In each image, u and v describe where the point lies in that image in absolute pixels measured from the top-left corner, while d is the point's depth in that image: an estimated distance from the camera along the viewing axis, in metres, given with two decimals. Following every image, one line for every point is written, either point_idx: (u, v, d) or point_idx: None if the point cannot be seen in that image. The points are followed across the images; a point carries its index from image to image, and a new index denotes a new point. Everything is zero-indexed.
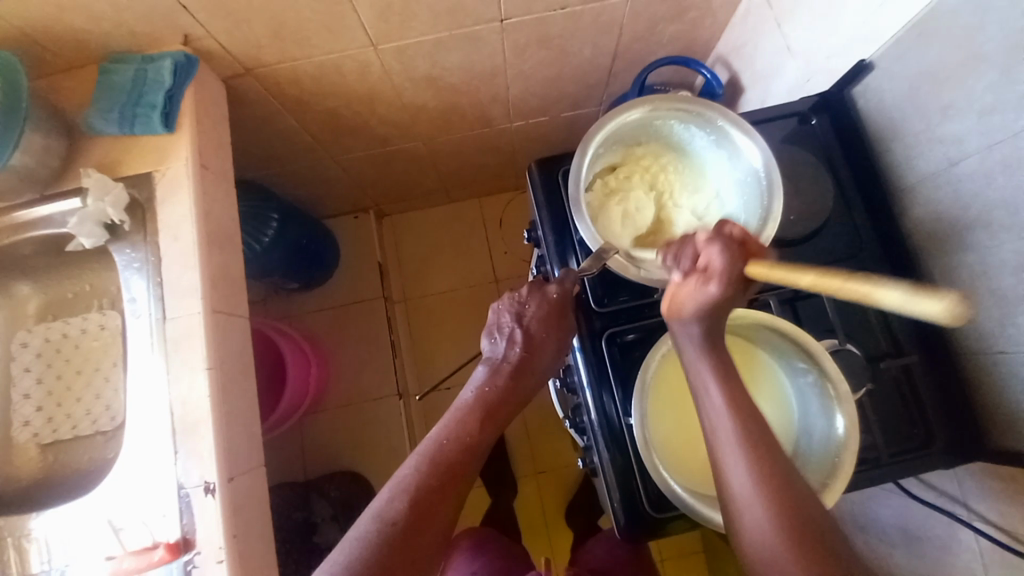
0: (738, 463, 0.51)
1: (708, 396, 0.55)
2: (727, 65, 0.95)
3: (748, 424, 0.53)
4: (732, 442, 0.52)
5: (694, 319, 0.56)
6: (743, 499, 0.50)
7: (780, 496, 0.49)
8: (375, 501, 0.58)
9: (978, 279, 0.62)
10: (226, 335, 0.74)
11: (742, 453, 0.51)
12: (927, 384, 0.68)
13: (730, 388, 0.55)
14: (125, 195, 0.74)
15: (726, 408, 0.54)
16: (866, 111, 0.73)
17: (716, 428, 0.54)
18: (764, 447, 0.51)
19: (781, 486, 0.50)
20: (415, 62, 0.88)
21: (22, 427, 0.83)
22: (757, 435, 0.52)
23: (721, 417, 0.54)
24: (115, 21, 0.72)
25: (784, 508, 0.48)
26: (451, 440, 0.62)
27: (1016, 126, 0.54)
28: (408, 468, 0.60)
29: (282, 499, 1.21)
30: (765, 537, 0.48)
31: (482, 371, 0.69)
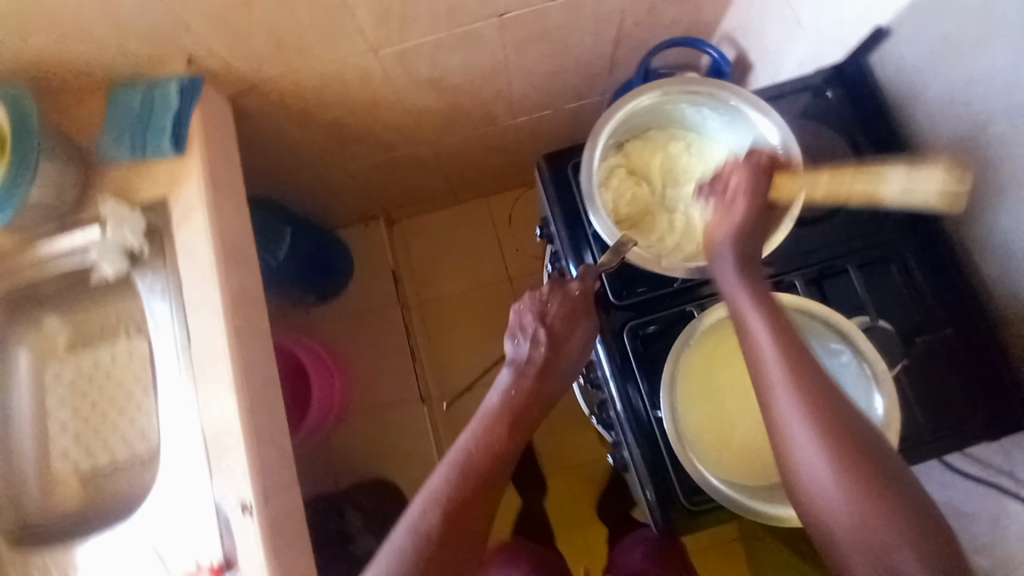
0: (807, 446, 0.49)
1: (772, 380, 0.52)
2: (733, 43, 0.92)
3: (821, 408, 0.49)
4: (804, 433, 0.49)
5: (727, 243, 0.59)
6: (812, 473, 0.49)
7: (851, 463, 0.48)
8: (407, 514, 0.58)
9: (1013, 246, 0.60)
10: (250, 353, 0.74)
11: (818, 446, 0.48)
12: (968, 359, 0.65)
13: (798, 373, 0.51)
14: (142, 221, 0.75)
15: (793, 396, 0.50)
16: (884, 80, 0.71)
17: (788, 422, 0.50)
18: (829, 421, 0.49)
19: (853, 459, 0.48)
20: (416, 65, 0.87)
21: (61, 458, 0.85)
22: (834, 425, 0.49)
23: (790, 407, 0.50)
24: (120, 48, 0.72)
25: (864, 500, 0.47)
26: (478, 448, 0.62)
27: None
28: (437, 478, 0.60)
29: (316, 512, 1.24)
30: (836, 518, 0.47)
31: (507, 375, 0.68)
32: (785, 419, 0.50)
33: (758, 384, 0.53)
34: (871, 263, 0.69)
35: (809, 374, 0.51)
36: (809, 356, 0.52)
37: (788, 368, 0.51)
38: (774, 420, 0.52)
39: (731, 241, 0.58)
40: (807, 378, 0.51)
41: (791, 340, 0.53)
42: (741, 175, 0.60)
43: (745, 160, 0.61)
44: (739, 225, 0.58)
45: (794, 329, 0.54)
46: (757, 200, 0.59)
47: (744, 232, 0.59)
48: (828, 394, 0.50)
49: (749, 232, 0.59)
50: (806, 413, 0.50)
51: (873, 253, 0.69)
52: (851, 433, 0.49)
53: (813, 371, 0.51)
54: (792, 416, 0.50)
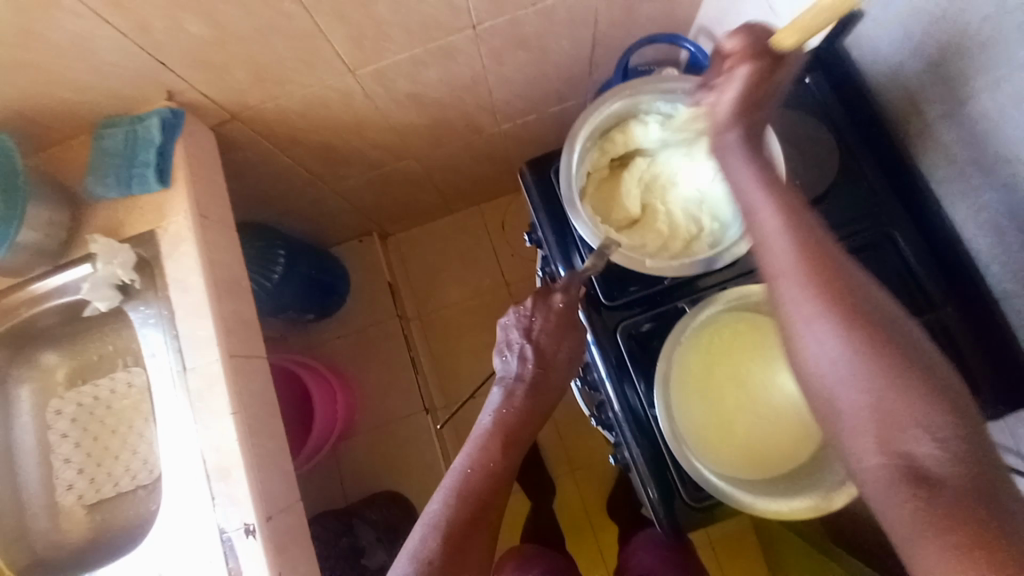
0: (813, 321, 0.46)
1: (779, 265, 0.49)
2: (710, 36, 0.92)
3: (832, 290, 0.46)
4: (814, 318, 0.46)
5: (736, 132, 0.54)
6: (817, 351, 0.45)
7: (863, 338, 0.44)
8: (408, 542, 0.58)
9: (1003, 222, 0.59)
10: (247, 378, 0.74)
11: (831, 331, 0.45)
12: (966, 338, 0.64)
13: (808, 258, 0.48)
14: (132, 255, 0.76)
15: (800, 281, 0.47)
16: (861, 62, 0.70)
17: (795, 312, 0.47)
18: (840, 298, 0.45)
19: (868, 335, 0.44)
20: (396, 83, 0.88)
21: (66, 491, 0.85)
22: (849, 310, 0.45)
23: (797, 293, 0.47)
24: (100, 88, 0.73)
25: (881, 382, 0.42)
26: (474, 469, 0.62)
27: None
28: (437, 503, 0.61)
29: (325, 531, 1.20)
30: (844, 395, 0.43)
31: (497, 394, 0.67)
32: (792, 306, 0.47)
33: (764, 273, 0.50)
34: (860, 248, 0.69)
35: (823, 258, 0.47)
36: (825, 241, 0.49)
37: (799, 256, 0.48)
38: (781, 309, 0.48)
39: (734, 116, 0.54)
40: (820, 263, 0.47)
41: (799, 222, 0.50)
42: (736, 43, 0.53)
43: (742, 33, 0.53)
44: (740, 97, 0.53)
45: (807, 216, 0.50)
46: (759, 63, 0.52)
47: (745, 108, 0.54)
48: (843, 278, 0.46)
49: (753, 99, 0.54)
50: (817, 298, 0.46)
51: (860, 238, 0.69)
52: (863, 312, 0.45)
53: (828, 256, 0.48)
54: (798, 301, 0.47)
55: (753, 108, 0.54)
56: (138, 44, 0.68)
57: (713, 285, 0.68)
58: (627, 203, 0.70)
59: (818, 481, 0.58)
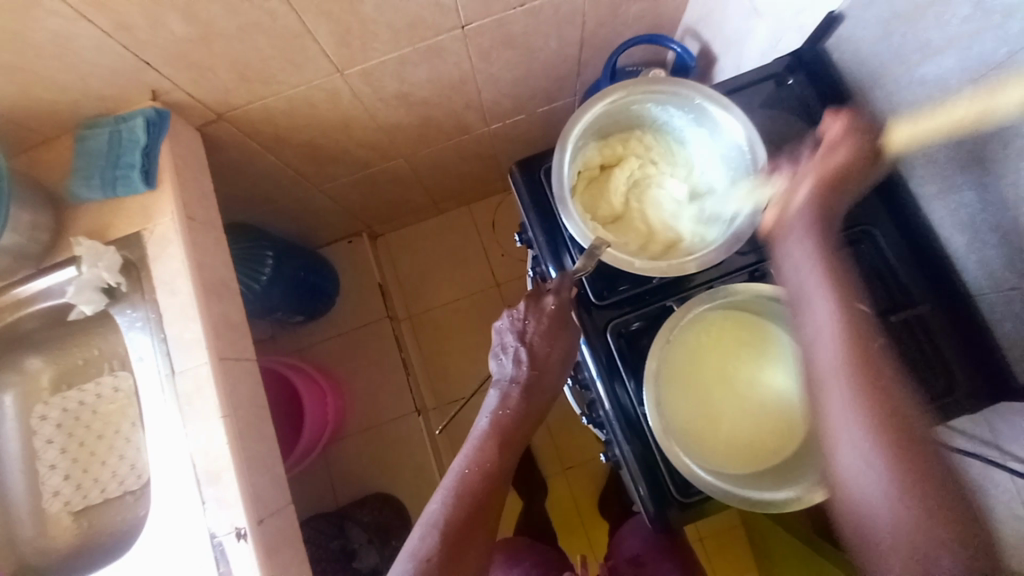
0: (850, 435, 0.51)
1: (827, 371, 0.53)
2: (697, 36, 0.94)
3: (874, 400, 0.50)
4: (851, 423, 0.51)
5: (802, 226, 0.58)
6: (851, 463, 0.50)
7: (899, 461, 0.48)
8: (409, 541, 0.60)
9: (980, 218, 0.60)
10: (236, 380, 0.74)
11: (865, 440, 0.49)
12: (944, 332, 0.66)
13: (853, 367, 0.52)
14: (117, 258, 0.74)
15: (845, 390, 0.51)
16: (844, 63, 0.71)
17: (835, 415, 0.52)
18: (880, 418, 0.50)
19: (904, 458, 0.48)
20: (383, 82, 0.88)
21: (52, 498, 0.84)
22: (889, 421, 0.49)
23: (840, 399, 0.52)
24: (83, 89, 0.72)
25: (912, 493, 0.47)
26: (470, 470, 0.63)
27: (1003, 49, 0.52)
28: (436, 503, 0.62)
29: (316, 530, 1.21)
30: (876, 507, 0.48)
31: (494, 397, 0.68)
32: (832, 408, 0.52)
33: (813, 376, 0.54)
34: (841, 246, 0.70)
35: (866, 367, 0.52)
36: (872, 353, 0.52)
37: (844, 363, 0.52)
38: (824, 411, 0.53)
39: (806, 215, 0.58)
40: (866, 373, 0.51)
41: (857, 339, 0.53)
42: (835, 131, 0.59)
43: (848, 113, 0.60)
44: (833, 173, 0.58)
45: (863, 322, 0.53)
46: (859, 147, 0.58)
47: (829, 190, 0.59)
48: (887, 389, 0.50)
49: (835, 181, 0.59)
50: (857, 406, 0.51)
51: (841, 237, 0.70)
52: (904, 434, 0.49)
53: (874, 368, 0.51)
54: (840, 406, 0.51)
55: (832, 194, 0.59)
56: (121, 43, 0.67)
57: (701, 283, 0.70)
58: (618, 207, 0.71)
59: (797, 478, 0.59)
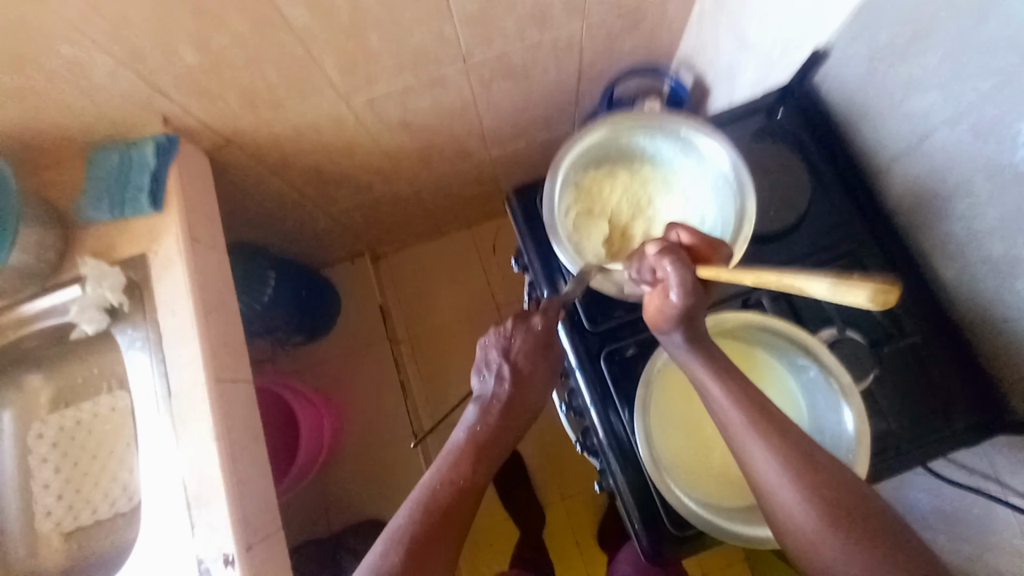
0: (777, 475, 0.49)
1: (735, 429, 0.52)
2: (690, 68, 0.97)
3: (783, 442, 0.50)
4: (774, 471, 0.50)
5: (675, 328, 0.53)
6: (788, 501, 0.49)
7: (817, 486, 0.49)
8: (368, 558, 0.57)
9: (968, 250, 0.61)
10: (231, 400, 0.75)
11: (800, 492, 0.49)
12: (941, 362, 0.66)
13: (755, 415, 0.51)
14: (121, 278, 0.76)
15: (762, 442, 0.50)
16: (830, 98, 0.74)
17: (761, 468, 0.50)
18: (794, 454, 0.50)
19: (823, 485, 0.49)
20: (387, 109, 0.91)
21: (44, 517, 0.84)
22: (800, 458, 0.50)
23: (760, 452, 0.50)
24: (98, 115, 0.75)
25: (827, 505, 0.48)
26: (443, 485, 0.62)
27: (983, 89, 0.54)
28: (401, 518, 0.60)
29: (308, 559, 1.20)
30: (816, 537, 0.47)
31: (473, 411, 0.70)
32: (755, 460, 0.51)
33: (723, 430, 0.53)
34: (834, 276, 0.71)
35: (766, 411, 0.52)
36: (763, 398, 0.53)
37: (749, 415, 0.51)
38: (744, 461, 0.52)
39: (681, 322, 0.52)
40: (768, 416, 0.51)
41: (747, 394, 0.53)
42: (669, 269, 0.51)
43: (670, 250, 0.51)
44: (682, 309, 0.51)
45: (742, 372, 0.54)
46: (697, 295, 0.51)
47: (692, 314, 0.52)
48: (788, 428, 0.51)
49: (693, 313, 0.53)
50: (775, 454, 0.50)
51: (834, 266, 0.71)
52: (814, 464, 0.50)
53: (770, 412, 0.52)
54: (761, 458, 0.50)
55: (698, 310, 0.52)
56: (136, 71, 0.70)
57: None
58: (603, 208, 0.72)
59: None
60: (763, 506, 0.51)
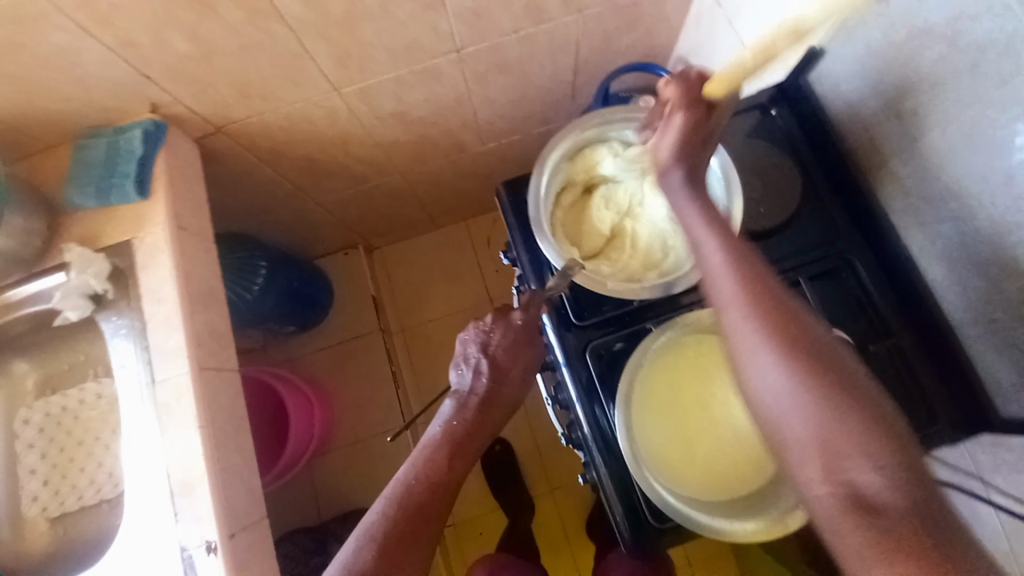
0: (757, 350, 0.49)
1: (737, 330, 0.50)
2: (687, 66, 0.96)
3: (787, 344, 0.48)
4: (773, 376, 0.47)
5: (675, 163, 0.59)
6: (763, 378, 0.48)
7: (804, 366, 0.47)
8: (341, 554, 0.57)
9: (958, 251, 0.61)
10: (216, 391, 0.74)
11: (781, 370, 0.47)
12: (925, 362, 0.66)
13: (748, 284, 0.52)
14: (107, 265, 0.76)
15: (745, 308, 0.50)
16: (825, 97, 0.73)
17: (755, 368, 0.49)
18: (782, 329, 0.49)
19: (809, 366, 0.47)
20: (380, 101, 0.90)
21: (31, 502, 0.84)
22: (809, 363, 0.47)
23: (758, 350, 0.49)
24: (84, 101, 0.74)
25: (810, 387, 0.46)
26: (418, 481, 0.62)
27: (979, 89, 0.53)
28: (376, 513, 0.60)
29: (295, 546, 1.18)
30: (788, 412, 0.46)
31: (450, 406, 0.69)
32: (752, 357, 0.49)
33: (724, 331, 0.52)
34: (822, 274, 0.71)
35: (779, 312, 0.50)
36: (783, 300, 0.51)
37: (755, 316, 0.50)
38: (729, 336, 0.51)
39: (676, 154, 0.59)
40: (777, 316, 0.49)
41: (746, 264, 0.53)
42: (673, 92, 0.59)
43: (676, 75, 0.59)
44: (681, 134, 0.59)
45: (760, 268, 0.53)
46: (693, 113, 0.58)
47: (687, 144, 0.59)
48: (800, 332, 0.49)
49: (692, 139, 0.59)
50: (775, 354, 0.48)
51: (823, 265, 0.71)
52: (807, 346, 0.48)
53: (783, 317, 0.49)
54: (757, 353, 0.49)
55: (693, 144, 0.59)
56: (124, 58, 0.69)
57: (684, 306, 0.70)
58: (591, 221, 0.72)
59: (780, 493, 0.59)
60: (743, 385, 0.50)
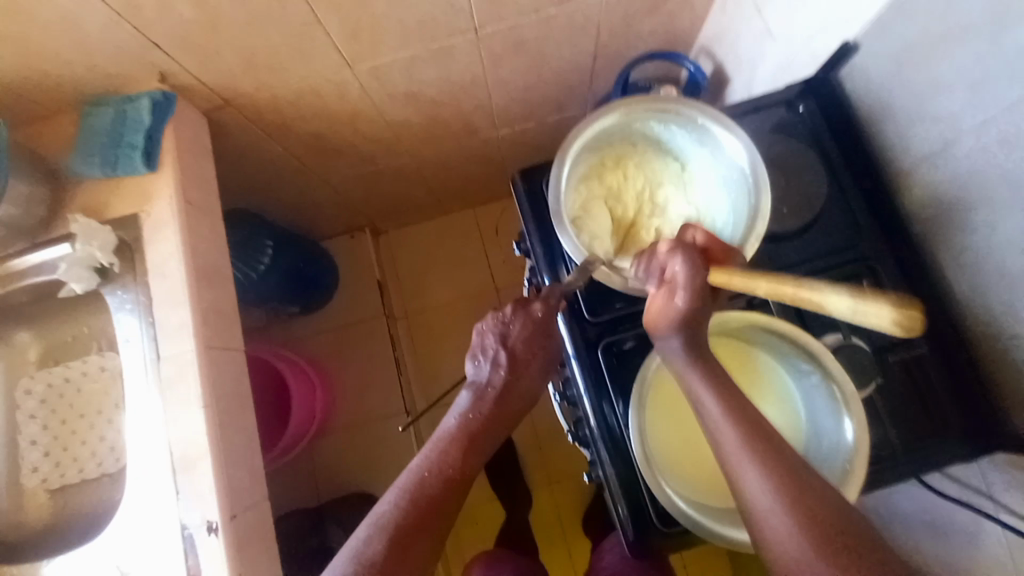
0: (744, 467, 0.49)
1: (726, 441, 0.50)
2: (710, 56, 0.93)
3: (776, 461, 0.48)
4: (762, 491, 0.47)
5: (671, 331, 0.56)
6: (759, 501, 0.47)
7: (786, 479, 0.47)
8: (350, 543, 0.56)
9: (985, 261, 0.59)
10: (220, 367, 0.74)
11: (771, 490, 0.47)
12: (941, 374, 0.65)
13: (728, 401, 0.52)
14: (112, 238, 0.74)
15: (727, 420, 0.51)
16: (855, 92, 0.70)
17: (744, 481, 0.48)
18: (764, 448, 0.49)
19: (796, 487, 0.46)
20: (391, 79, 0.87)
21: (31, 474, 0.84)
22: (791, 483, 0.47)
23: (742, 463, 0.49)
24: (91, 66, 0.72)
25: (802, 509, 0.45)
26: (430, 473, 0.61)
27: (1018, 92, 0.50)
28: (386, 504, 0.59)
29: (293, 525, 1.19)
30: (783, 534, 0.45)
31: (466, 397, 0.69)
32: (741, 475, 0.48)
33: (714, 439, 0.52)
34: (842, 279, 0.69)
35: (773, 449, 0.49)
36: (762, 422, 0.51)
37: (755, 458, 0.48)
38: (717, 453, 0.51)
39: (677, 326, 0.55)
40: (777, 461, 0.48)
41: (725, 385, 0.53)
42: (678, 266, 0.56)
43: (678, 246, 0.56)
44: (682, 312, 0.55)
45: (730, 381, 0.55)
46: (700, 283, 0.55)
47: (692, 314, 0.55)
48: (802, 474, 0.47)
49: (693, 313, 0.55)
50: (757, 466, 0.48)
51: (843, 270, 0.69)
52: (788, 463, 0.48)
53: (763, 433, 0.50)
54: (746, 473, 0.48)
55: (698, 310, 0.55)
56: (131, 23, 0.67)
57: None
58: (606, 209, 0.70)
59: None
60: (739, 511, 0.49)
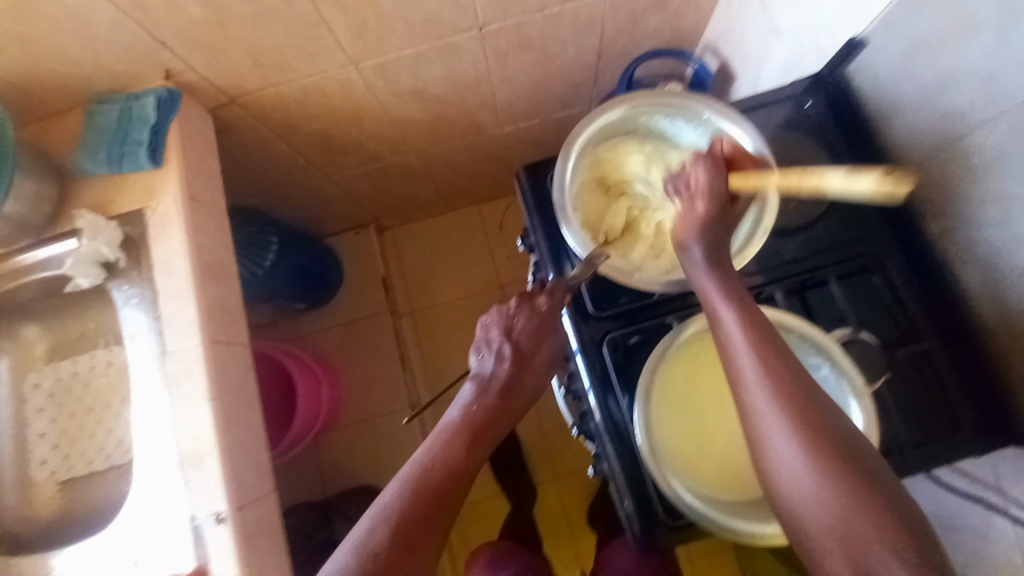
0: (776, 429, 0.47)
1: (755, 402, 0.49)
2: (716, 52, 0.92)
3: (806, 423, 0.46)
4: (790, 454, 0.46)
5: (694, 240, 0.57)
6: (785, 464, 0.46)
7: (818, 443, 0.46)
8: (355, 532, 0.56)
9: (997, 257, 0.58)
10: (226, 364, 0.74)
11: (801, 452, 0.46)
12: (951, 368, 0.64)
13: (765, 353, 0.50)
14: (119, 233, 0.75)
15: (761, 374, 0.49)
16: (863, 88, 0.69)
17: (773, 441, 0.47)
18: (798, 408, 0.47)
19: (826, 449, 0.45)
20: (396, 77, 0.87)
21: (39, 467, 0.84)
22: (821, 445, 0.46)
23: (772, 422, 0.47)
24: (97, 64, 0.73)
25: (831, 474, 0.44)
26: (434, 465, 0.61)
27: None
28: (389, 495, 0.59)
29: (300, 518, 1.20)
30: (806, 496, 0.45)
31: (470, 390, 0.69)
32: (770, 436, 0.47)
33: (739, 406, 0.50)
34: (851, 274, 0.68)
35: (810, 408, 0.47)
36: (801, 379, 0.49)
37: (787, 419, 0.47)
38: (746, 410, 0.49)
39: (699, 235, 0.57)
40: (809, 421, 0.47)
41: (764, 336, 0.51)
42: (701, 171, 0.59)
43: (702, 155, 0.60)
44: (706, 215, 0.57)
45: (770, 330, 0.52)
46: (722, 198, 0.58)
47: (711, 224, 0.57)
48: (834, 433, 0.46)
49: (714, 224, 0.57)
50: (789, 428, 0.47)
51: (852, 264, 0.68)
52: (822, 425, 0.46)
53: (800, 390, 0.48)
54: (776, 433, 0.47)
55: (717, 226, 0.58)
56: (137, 21, 0.67)
57: None
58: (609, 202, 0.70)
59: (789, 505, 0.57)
60: (763, 469, 0.48)
